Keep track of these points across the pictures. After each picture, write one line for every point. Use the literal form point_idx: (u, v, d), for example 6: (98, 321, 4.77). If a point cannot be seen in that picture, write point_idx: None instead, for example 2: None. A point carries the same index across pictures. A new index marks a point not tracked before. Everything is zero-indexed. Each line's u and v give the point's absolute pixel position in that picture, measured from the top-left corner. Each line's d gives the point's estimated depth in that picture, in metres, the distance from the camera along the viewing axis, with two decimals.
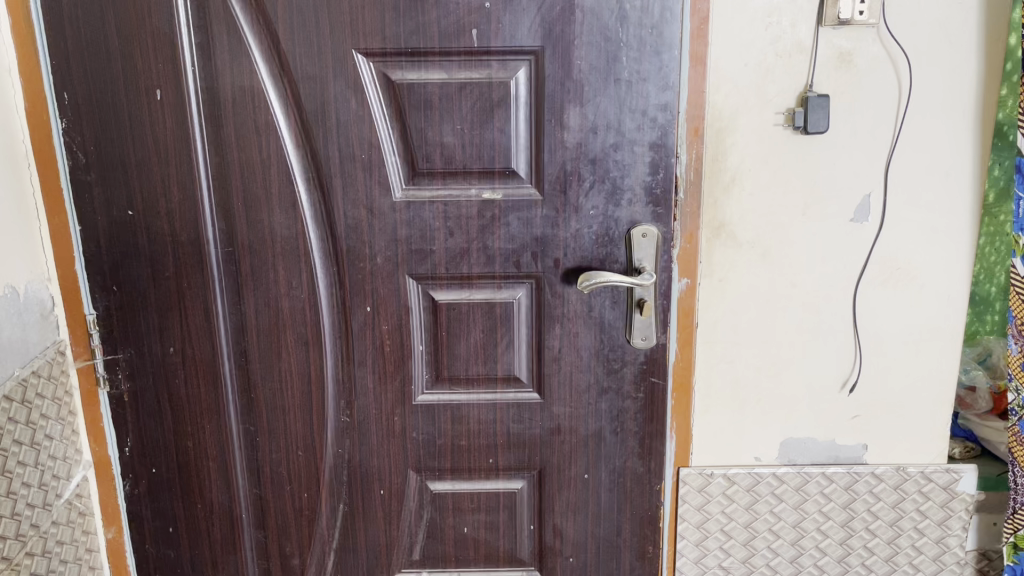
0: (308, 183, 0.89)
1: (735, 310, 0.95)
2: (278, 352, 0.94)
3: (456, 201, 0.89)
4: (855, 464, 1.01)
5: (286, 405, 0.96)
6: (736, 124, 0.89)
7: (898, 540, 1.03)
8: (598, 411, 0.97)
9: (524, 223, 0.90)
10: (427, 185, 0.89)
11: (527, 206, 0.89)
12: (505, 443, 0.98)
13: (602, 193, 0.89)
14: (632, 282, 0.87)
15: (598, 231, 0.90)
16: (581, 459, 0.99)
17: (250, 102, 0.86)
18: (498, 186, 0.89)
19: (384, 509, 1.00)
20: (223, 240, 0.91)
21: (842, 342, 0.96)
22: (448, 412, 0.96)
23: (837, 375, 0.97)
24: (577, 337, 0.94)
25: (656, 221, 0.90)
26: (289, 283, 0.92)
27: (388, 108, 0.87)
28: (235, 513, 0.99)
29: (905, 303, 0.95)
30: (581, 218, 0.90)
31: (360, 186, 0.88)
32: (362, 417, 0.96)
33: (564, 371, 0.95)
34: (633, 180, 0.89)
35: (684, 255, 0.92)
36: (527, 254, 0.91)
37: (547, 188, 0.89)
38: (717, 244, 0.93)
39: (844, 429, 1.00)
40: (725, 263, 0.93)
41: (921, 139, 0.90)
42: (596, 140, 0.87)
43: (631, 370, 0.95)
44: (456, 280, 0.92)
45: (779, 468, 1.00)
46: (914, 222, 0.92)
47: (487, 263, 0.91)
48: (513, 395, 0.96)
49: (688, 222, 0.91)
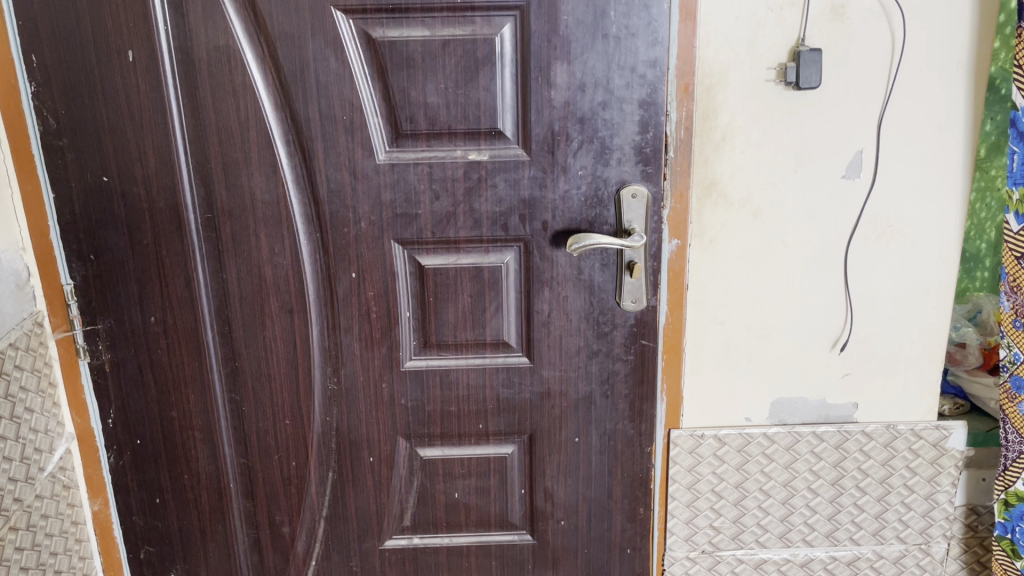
0: (288, 145, 0.86)
1: (726, 270, 0.94)
2: (262, 320, 0.92)
3: (441, 163, 0.87)
4: (846, 423, 1.00)
5: (271, 374, 0.94)
6: (726, 79, 0.87)
7: (888, 498, 1.03)
8: (588, 374, 0.96)
9: (512, 185, 0.88)
10: (412, 147, 0.87)
11: (514, 167, 0.87)
12: (495, 408, 0.97)
13: (590, 152, 0.87)
14: (623, 243, 0.86)
15: (587, 192, 0.89)
16: (571, 423, 0.98)
17: (226, 62, 0.83)
18: (484, 146, 0.87)
19: (374, 476, 0.99)
20: (202, 206, 0.88)
21: (833, 302, 0.95)
22: (436, 378, 0.95)
23: (829, 335, 0.97)
24: (566, 301, 0.93)
25: (645, 181, 0.88)
26: (271, 249, 0.89)
27: (369, 67, 0.84)
28: (223, 483, 0.98)
29: (897, 261, 0.94)
30: (569, 178, 0.88)
31: (342, 148, 0.86)
32: (350, 384, 0.95)
33: (553, 335, 0.94)
34: (622, 139, 0.87)
35: (674, 215, 0.91)
36: (515, 217, 0.89)
37: (534, 148, 0.87)
38: (707, 203, 0.91)
39: (835, 388, 0.99)
40: (716, 223, 0.92)
41: (915, 92, 0.88)
42: (584, 99, 0.85)
43: (621, 333, 0.94)
44: (443, 244, 0.90)
45: (770, 428, 1.00)
46: (907, 178, 0.91)
47: (474, 226, 0.89)
48: (502, 360, 0.95)
49: (678, 181, 0.89)
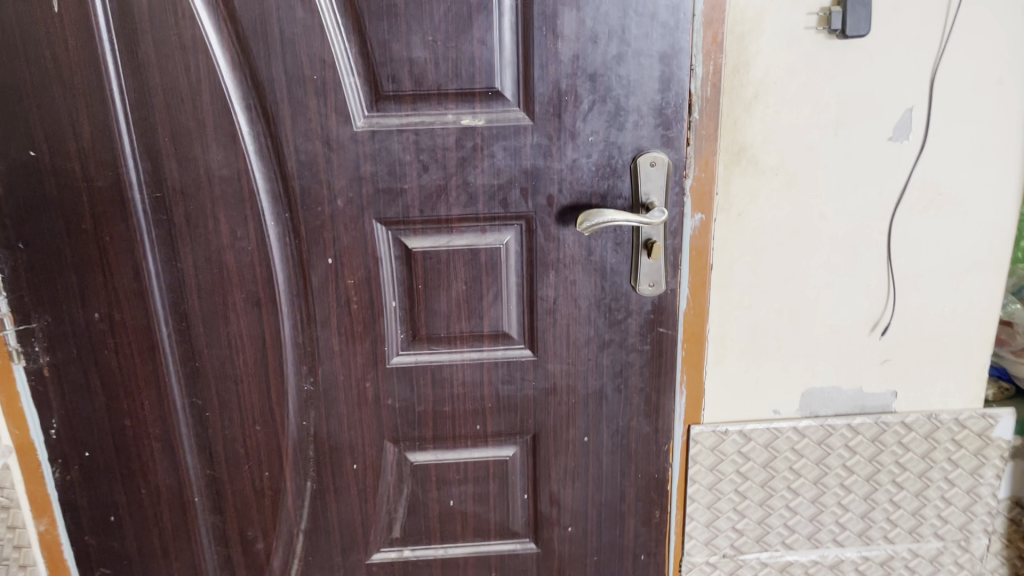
0: (249, 111, 0.73)
1: (755, 248, 0.82)
2: (223, 315, 0.79)
3: (430, 129, 0.74)
4: (884, 414, 0.90)
5: (238, 375, 0.82)
6: (760, 27, 0.75)
7: (926, 492, 0.94)
8: (599, 367, 0.85)
9: (512, 153, 0.76)
10: (395, 112, 0.74)
11: (514, 133, 0.75)
12: (493, 407, 0.86)
13: (603, 115, 0.75)
14: (642, 220, 0.75)
15: (599, 160, 0.77)
16: (579, 420, 0.87)
17: (171, 12, 0.69)
18: (480, 110, 0.75)
19: (359, 485, 0.88)
20: (150, 184, 0.75)
21: (873, 281, 0.85)
22: (427, 375, 0.84)
23: (868, 317, 0.86)
24: (574, 285, 0.82)
25: (667, 147, 0.77)
26: (233, 232, 0.76)
27: (343, 16, 0.71)
28: (186, 497, 0.86)
29: (946, 233, 0.83)
30: (578, 145, 0.76)
31: (313, 114, 0.73)
32: (329, 383, 0.83)
33: (560, 324, 0.83)
34: (639, 98, 0.75)
35: (697, 186, 0.79)
36: (516, 190, 0.77)
37: (537, 111, 0.74)
38: (736, 171, 0.79)
39: (873, 376, 0.89)
40: (745, 193, 0.80)
41: (974, 39, 0.76)
42: (596, 53, 0.73)
43: (636, 321, 0.84)
44: (433, 224, 0.78)
45: (801, 422, 0.89)
46: (961, 139, 0.80)
47: (469, 202, 0.77)
48: (502, 353, 0.84)
49: (703, 145, 0.78)
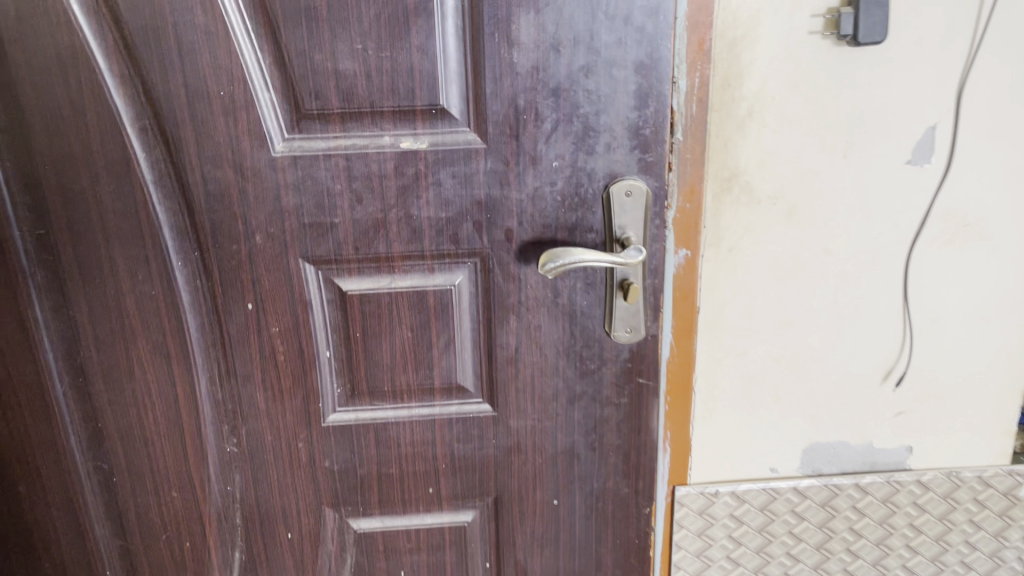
0: (146, 134, 0.62)
1: (748, 287, 0.71)
2: (127, 369, 0.68)
3: (363, 154, 0.63)
4: (897, 472, 0.79)
5: (149, 437, 0.71)
6: (756, 32, 0.63)
7: (944, 558, 0.82)
8: (569, 423, 0.74)
9: (461, 181, 0.64)
10: (321, 133, 0.62)
11: (464, 158, 0.63)
12: (448, 468, 0.75)
13: (569, 136, 0.63)
14: (616, 260, 0.63)
15: (565, 190, 0.65)
16: (547, 483, 0.76)
17: (44, 18, 0.58)
18: (422, 130, 0.63)
19: (295, 556, 0.76)
20: (32, 220, 0.64)
21: (887, 324, 0.73)
22: (370, 435, 0.72)
23: (880, 365, 0.75)
24: (539, 331, 0.70)
25: (644, 173, 0.65)
26: (132, 275, 0.65)
27: (253, 20, 0.59)
28: (97, 571, 0.76)
29: (971, 269, 0.71)
30: (540, 172, 0.64)
31: (222, 137, 0.62)
32: (255, 445, 0.72)
33: (523, 375, 0.72)
34: (612, 118, 0.63)
35: (681, 218, 0.67)
36: (467, 224, 0.66)
37: (490, 132, 0.63)
38: (727, 201, 0.68)
39: (885, 429, 0.77)
40: (737, 226, 0.69)
41: (1009, 45, 0.64)
42: (559, 63, 0.61)
43: (612, 371, 0.72)
44: (371, 263, 0.67)
45: (802, 482, 0.78)
46: (992, 161, 0.68)
47: (412, 238, 0.66)
48: (456, 409, 0.72)
49: (687, 171, 0.66)
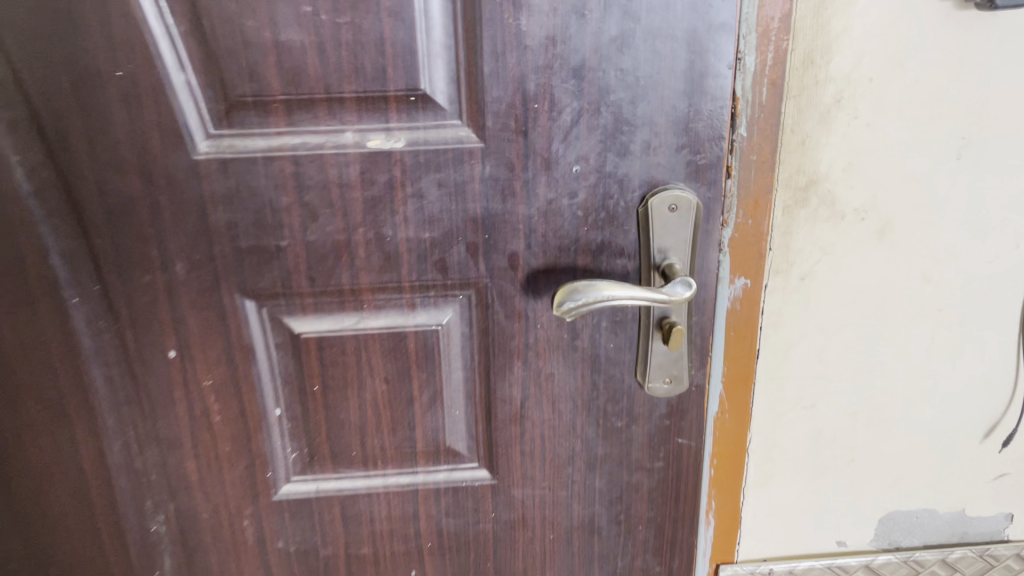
0: (22, 131, 0.46)
1: (823, 325, 0.55)
2: (16, 434, 0.53)
3: (317, 155, 0.46)
4: (993, 544, 0.63)
5: (52, 516, 0.55)
6: None
7: None
8: (588, 492, 0.58)
9: (451, 192, 0.48)
10: (259, 128, 0.46)
11: (453, 160, 0.47)
12: (435, 547, 0.59)
13: (596, 132, 0.47)
14: (657, 299, 0.47)
15: (588, 202, 0.49)
16: (559, 563, 0.60)
17: None
18: (397, 124, 0.46)
19: None
20: None
21: (995, 368, 0.57)
22: (335, 509, 0.57)
23: (982, 419, 0.59)
24: (551, 381, 0.54)
25: (693, 180, 0.49)
26: (16, 316, 0.50)
27: None
28: None
29: None
30: (555, 180, 0.48)
31: (125, 133, 0.46)
32: (189, 524, 0.56)
33: (529, 436, 0.56)
34: (652, 107, 0.47)
35: (740, 238, 0.51)
36: (458, 247, 0.50)
37: (490, 126, 0.47)
38: (802, 216, 0.51)
39: (982, 495, 0.62)
40: (814, 248, 0.52)
41: None
42: (583, 33, 0.45)
43: (643, 429, 0.56)
44: (332, 299, 0.51)
45: (876, 559, 0.63)
46: None
47: (385, 265, 0.50)
48: (445, 477, 0.57)
49: (752, 178, 0.49)
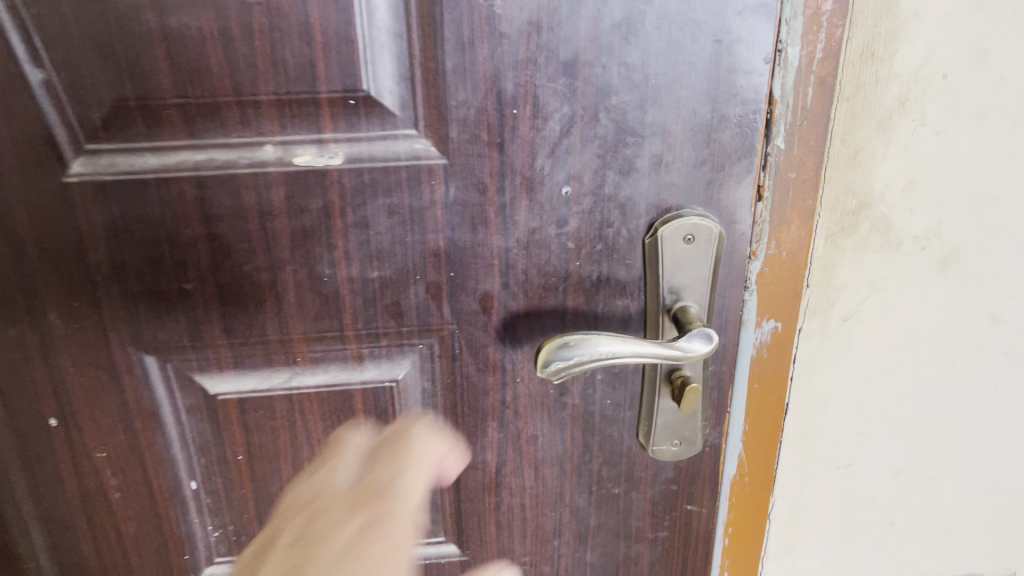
0: None
1: (865, 373, 0.45)
2: None
3: (227, 177, 0.35)
4: None
5: None
6: None
7: None
8: (577, 567, 0.48)
9: (405, 221, 0.37)
10: (148, 142, 0.35)
11: (406, 180, 0.36)
12: None
13: (592, 145, 0.36)
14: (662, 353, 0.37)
15: (580, 231, 0.38)
16: None
17: None
18: (332, 136, 0.35)
19: None
20: None
21: None
22: None
23: None
24: (533, 444, 0.44)
25: (715, 203, 0.38)
26: None
27: None
28: None
29: None
30: (539, 204, 0.38)
31: None
32: None
33: (506, 504, 0.46)
34: (664, 112, 0.36)
35: (770, 273, 0.41)
36: (416, 288, 0.39)
37: (454, 136, 0.36)
38: (849, 246, 0.41)
39: None
40: (862, 284, 0.42)
41: None
42: (577, 17, 0.34)
43: (646, 497, 0.46)
44: (256, 354, 0.40)
45: None
46: None
47: (323, 311, 0.39)
48: None
49: (790, 199, 0.39)
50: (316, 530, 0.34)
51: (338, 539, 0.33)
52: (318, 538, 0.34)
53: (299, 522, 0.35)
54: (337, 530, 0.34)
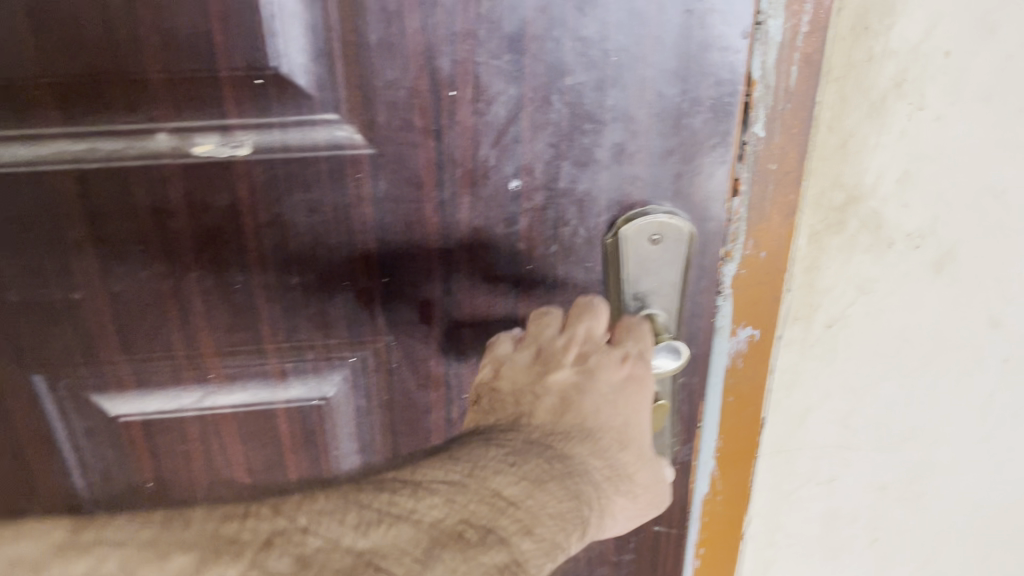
0: None
1: (850, 384, 0.40)
2: None
3: (115, 170, 0.30)
4: None
5: None
6: None
7: None
8: None
9: (328, 220, 0.32)
10: (17, 129, 0.30)
11: (328, 173, 0.31)
12: None
13: (544, 132, 0.31)
14: None
15: (532, 231, 0.34)
16: None
17: None
18: (238, 121, 0.30)
19: None
20: None
21: None
22: None
23: None
24: None
25: (684, 198, 0.34)
26: None
27: None
28: None
29: None
30: (483, 201, 0.33)
31: None
32: None
33: None
34: (627, 94, 0.31)
35: (747, 276, 0.36)
36: (345, 296, 0.34)
37: (382, 122, 0.31)
38: (835, 246, 0.36)
39: None
40: (848, 287, 0.37)
41: None
42: None
43: None
44: (162, 371, 0.35)
45: None
46: None
47: (237, 323, 0.34)
48: None
49: (771, 193, 0.34)
50: (552, 366, 0.32)
51: (611, 376, 0.32)
52: (592, 376, 0.32)
53: (564, 343, 0.33)
54: (616, 368, 0.32)
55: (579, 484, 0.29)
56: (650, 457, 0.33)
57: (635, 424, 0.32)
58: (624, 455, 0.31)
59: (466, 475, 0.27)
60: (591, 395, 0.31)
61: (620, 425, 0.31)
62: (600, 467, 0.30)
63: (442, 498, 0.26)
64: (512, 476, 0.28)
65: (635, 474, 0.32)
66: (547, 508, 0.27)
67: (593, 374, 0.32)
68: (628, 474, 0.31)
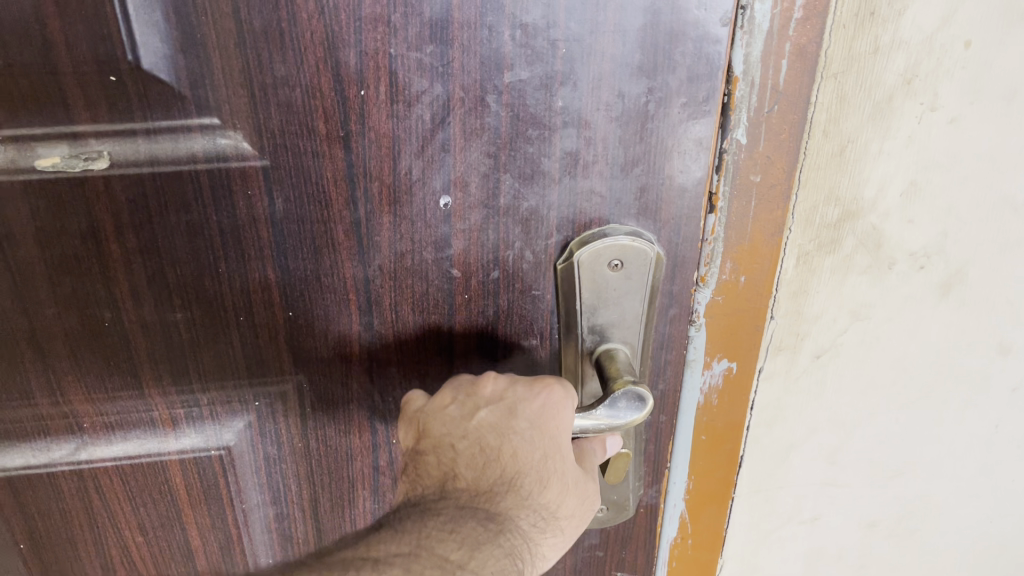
0: None
1: (841, 416, 0.35)
2: None
3: None
4: None
5: None
6: None
7: None
8: None
9: (216, 243, 0.27)
10: None
11: (210, 188, 0.26)
12: None
13: (479, 140, 0.25)
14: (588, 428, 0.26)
15: (469, 255, 0.28)
16: None
17: None
18: (92, 129, 0.24)
19: None
20: None
21: None
22: None
23: None
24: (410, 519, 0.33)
25: (652, 216, 0.28)
26: None
27: None
28: None
29: None
30: (407, 221, 0.27)
31: None
32: None
33: None
34: (578, 94, 0.25)
35: (724, 303, 0.30)
36: (243, 331, 0.28)
37: (275, 125, 0.25)
38: (828, 266, 0.31)
39: None
40: (842, 312, 0.32)
41: None
42: None
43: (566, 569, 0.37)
44: (25, 419, 0.31)
45: None
46: None
47: (106, 368, 0.29)
48: None
49: (755, 208, 0.28)
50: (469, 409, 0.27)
51: (529, 411, 0.26)
52: (507, 416, 0.26)
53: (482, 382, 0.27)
54: (528, 395, 0.26)
55: (510, 540, 0.25)
56: (583, 481, 0.27)
57: (559, 456, 0.26)
58: (547, 495, 0.26)
59: (413, 544, 0.24)
60: (510, 441, 0.26)
61: (540, 463, 0.26)
62: (522, 518, 0.25)
63: (400, 573, 0.23)
64: (453, 539, 0.24)
65: (561, 511, 0.26)
66: (485, 571, 0.24)
67: (510, 415, 0.26)
68: (555, 513, 0.26)
